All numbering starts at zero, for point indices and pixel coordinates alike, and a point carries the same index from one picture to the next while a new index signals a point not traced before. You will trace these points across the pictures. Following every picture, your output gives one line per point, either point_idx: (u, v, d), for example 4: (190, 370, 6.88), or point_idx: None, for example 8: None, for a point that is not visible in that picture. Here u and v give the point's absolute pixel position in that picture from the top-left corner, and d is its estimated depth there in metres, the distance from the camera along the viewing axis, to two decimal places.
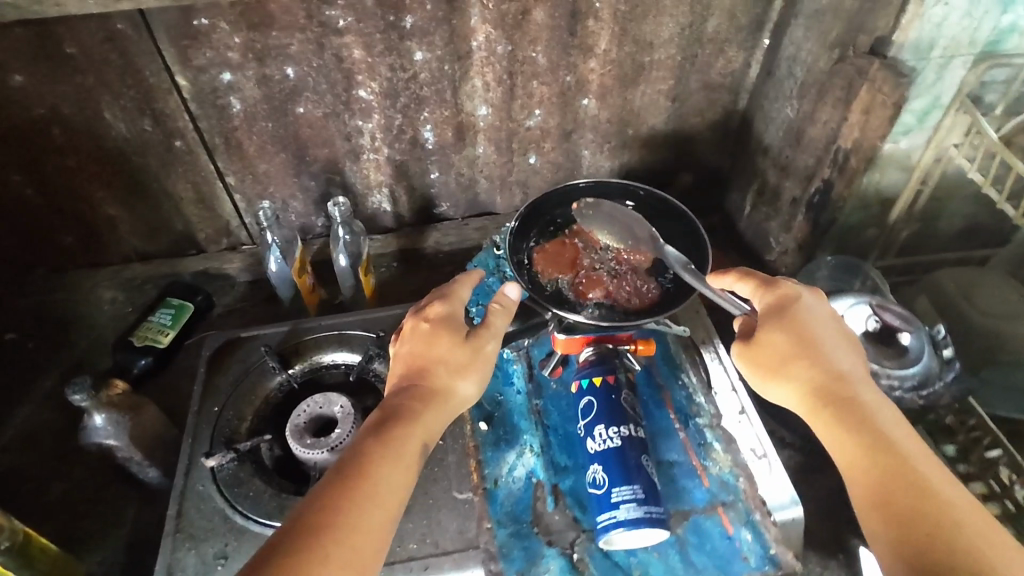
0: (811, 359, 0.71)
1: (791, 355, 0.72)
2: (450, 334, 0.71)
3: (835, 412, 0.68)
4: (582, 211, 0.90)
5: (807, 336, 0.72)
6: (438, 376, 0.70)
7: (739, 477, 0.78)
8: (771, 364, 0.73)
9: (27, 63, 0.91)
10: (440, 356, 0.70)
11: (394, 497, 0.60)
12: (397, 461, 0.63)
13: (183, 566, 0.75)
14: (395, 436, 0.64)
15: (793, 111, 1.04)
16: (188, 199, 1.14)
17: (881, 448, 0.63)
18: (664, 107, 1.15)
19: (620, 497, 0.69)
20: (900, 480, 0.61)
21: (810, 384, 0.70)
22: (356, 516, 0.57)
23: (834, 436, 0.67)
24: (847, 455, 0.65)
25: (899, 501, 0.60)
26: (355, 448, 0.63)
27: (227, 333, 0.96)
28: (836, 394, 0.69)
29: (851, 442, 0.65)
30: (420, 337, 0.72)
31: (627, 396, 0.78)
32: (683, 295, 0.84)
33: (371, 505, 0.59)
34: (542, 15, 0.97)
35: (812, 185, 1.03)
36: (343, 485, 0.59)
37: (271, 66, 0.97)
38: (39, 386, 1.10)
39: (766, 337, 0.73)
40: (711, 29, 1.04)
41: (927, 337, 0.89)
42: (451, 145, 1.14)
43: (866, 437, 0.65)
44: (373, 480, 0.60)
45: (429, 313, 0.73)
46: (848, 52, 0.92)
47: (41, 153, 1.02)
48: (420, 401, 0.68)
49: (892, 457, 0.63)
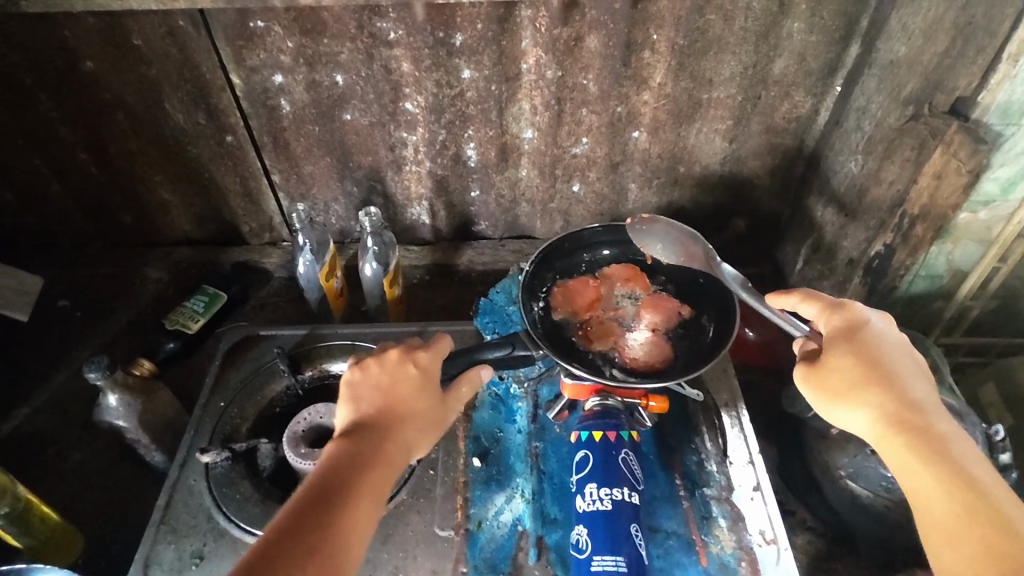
0: (883, 384, 0.64)
1: (860, 379, 0.65)
2: (427, 383, 0.69)
3: (911, 443, 0.61)
4: (639, 228, 0.87)
5: (879, 362, 0.65)
6: (412, 422, 0.66)
7: (741, 561, 0.72)
8: (838, 387, 0.66)
9: (97, 51, 0.95)
10: (416, 401, 0.67)
11: (360, 535, 0.58)
12: (362, 501, 0.59)
13: (160, 559, 0.75)
14: (364, 476, 0.61)
15: (858, 166, 0.96)
16: (235, 191, 1.17)
17: (963, 483, 0.57)
18: (720, 147, 1.09)
19: (601, 567, 0.65)
20: (984, 520, 0.55)
21: (883, 411, 0.63)
22: (320, 550, 0.55)
23: (907, 468, 0.60)
24: (922, 490, 0.59)
25: (981, 544, 0.54)
26: (320, 479, 0.60)
27: (246, 329, 0.97)
28: (910, 421, 0.62)
29: (928, 475, 0.59)
30: (399, 374, 0.68)
31: (627, 456, 0.73)
32: (696, 363, 0.78)
33: (334, 541, 0.56)
34: (595, 43, 0.94)
35: (872, 248, 0.95)
36: (310, 517, 0.57)
37: (320, 72, 0.98)
38: (76, 354, 1.15)
39: (833, 359, 0.67)
40: (777, 71, 0.98)
41: (981, 436, 0.80)
42: (493, 165, 1.12)
43: (945, 471, 0.58)
44: (340, 522, 0.57)
45: (418, 356, 0.70)
46: (923, 109, 0.84)
47: (105, 135, 1.07)
48: (390, 443, 0.64)
49: (976, 495, 0.56)
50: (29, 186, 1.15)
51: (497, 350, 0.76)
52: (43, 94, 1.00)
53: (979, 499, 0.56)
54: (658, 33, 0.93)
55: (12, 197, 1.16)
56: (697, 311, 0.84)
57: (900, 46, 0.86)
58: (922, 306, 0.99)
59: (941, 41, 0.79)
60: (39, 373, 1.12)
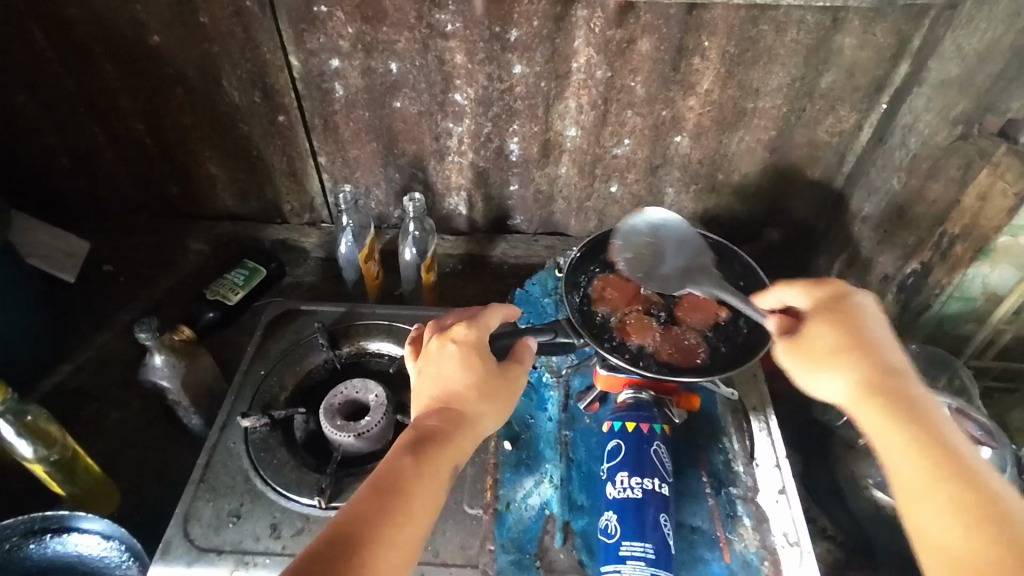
0: (858, 349, 0.68)
1: (836, 345, 0.69)
2: (480, 361, 0.71)
3: (878, 403, 0.64)
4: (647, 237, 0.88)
5: (858, 333, 0.69)
6: (470, 402, 0.69)
7: (763, 560, 0.75)
8: (819, 354, 0.70)
9: (164, 25, 0.98)
10: (472, 381, 0.70)
11: (418, 508, 0.61)
12: (431, 481, 0.63)
13: (199, 516, 0.79)
14: (430, 459, 0.64)
15: (900, 183, 0.97)
16: (281, 171, 1.19)
17: (932, 439, 0.59)
18: (760, 157, 1.10)
19: (629, 552, 0.69)
20: (953, 470, 0.57)
21: (856, 373, 0.66)
22: (392, 531, 0.59)
23: (879, 428, 0.63)
24: (891, 445, 0.61)
25: (940, 487, 0.56)
26: (389, 466, 0.63)
27: (288, 303, 1.01)
28: (882, 382, 0.65)
29: (898, 432, 0.61)
30: (452, 359, 0.71)
31: (658, 449, 0.76)
32: (731, 367, 0.80)
33: (406, 523, 0.60)
34: (647, 46, 0.96)
35: (908, 266, 0.96)
36: (380, 502, 0.60)
37: (376, 59, 1.00)
38: (118, 317, 1.19)
39: (813, 331, 0.71)
40: (825, 84, 0.99)
41: (1010, 458, 0.82)
42: (535, 160, 1.14)
43: (913, 427, 0.61)
44: (397, 501, 0.60)
45: (456, 335, 0.73)
46: (972, 130, 0.86)
47: (162, 108, 1.09)
48: (454, 424, 0.67)
49: (943, 451, 0.58)
50: (85, 153, 1.18)
51: (539, 334, 0.78)
52: (109, 65, 1.03)
53: (942, 448, 0.59)
54: (710, 40, 0.94)
55: (67, 162, 1.20)
56: (709, 332, 0.84)
57: (953, 67, 0.87)
58: (953, 326, 1.00)
59: (997, 64, 0.81)
60: (83, 333, 1.16)
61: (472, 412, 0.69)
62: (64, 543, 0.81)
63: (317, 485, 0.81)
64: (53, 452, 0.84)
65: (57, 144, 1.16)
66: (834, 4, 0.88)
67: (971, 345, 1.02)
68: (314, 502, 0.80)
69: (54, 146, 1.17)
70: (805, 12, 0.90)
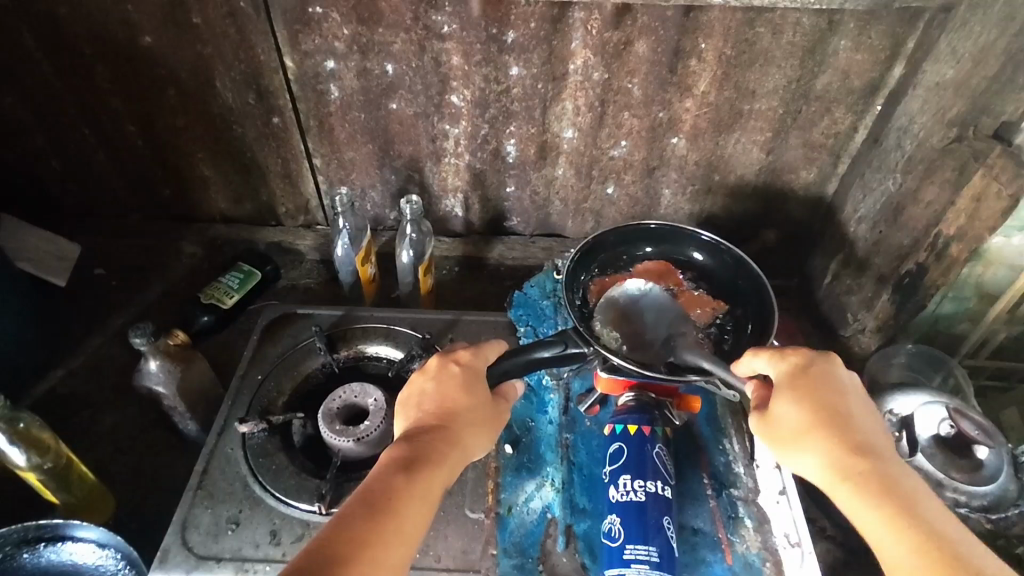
0: (827, 427, 0.64)
1: (803, 425, 0.65)
2: (479, 387, 0.71)
3: (857, 491, 0.61)
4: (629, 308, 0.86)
5: (826, 406, 0.65)
6: (465, 427, 0.69)
7: (765, 561, 0.75)
8: (788, 433, 0.66)
9: (157, 26, 0.96)
10: (470, 405, 0.70)
11: (407, 530, 0.61)
12: (422, 502, 0.62)
13: (197, 523, 0.78)
14: (421, 477, 0.63)
15: (895, 185, 0.98)
16: (276, 172, 1.18)
17: (915, 527, 0.58)
18: (757, 158, 1.11)
19: (633, 555, 0.69)
20: (940, 556, 0.56)
21: (829, 456, 0.63)
22: (379, 551, 0.58)
23: (859, 516, 0.61)
24: (877, 537, 0.59)
25: None
26: (381, 482, 0.62)
27: (284, 307, 1.00)
28: (855, 464, 0.62)
29: (881, 522, 0.59)
30: (453, 380, 0.71)
31: (660, 452, 0.76)
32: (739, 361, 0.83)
33: (394, 544, 0.59)
34: (644, 48, 0.96)
35: (904, 266, 0.97)
36: (371, 520, 0.59)
37: (372, 60, 1.00)
38: (111, 322, 1.17)
39: (778, 408, 0.67)
40: (820, 86, 0.99)
41: (1007, 456, 0.84)
42: (532, 162, 1.13)
43: (894, 516, 0.59)
44: (388, 521, 0.60)
45: (459, 356, 0.73)
46: (967, 132, 0.87)
47: (154, 110, 1.08)
48: (447, 445, 0.67)
49: (931, 541, 0.57)
50: (75, 155, 1.16)
51: (550, 348, 0.75)
52: (99, 66, 1.02)
53: (929, 539, 0.57)
54: (707, 42, 0.95)
55: (57, 165, 1.18)
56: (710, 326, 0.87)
57: (947, 69, 0.87)
58: (947, 326, 1.01)
59: (991, 66, 0.82)
60: (75, 337, 1.15)
61: (465, 438, 0.68)
62: (59, 552, 0.80)
63: (317, 491, 0.80)
64: (46, 460, 0.83)
65: (47, 146, 1.15)
66: (829, 7, 0.88)
67: (965, 344, 1.03)
68: (314, 508, 0.79)
69: (44, 148, 1.15)
70: (801, 14, 0.91)
